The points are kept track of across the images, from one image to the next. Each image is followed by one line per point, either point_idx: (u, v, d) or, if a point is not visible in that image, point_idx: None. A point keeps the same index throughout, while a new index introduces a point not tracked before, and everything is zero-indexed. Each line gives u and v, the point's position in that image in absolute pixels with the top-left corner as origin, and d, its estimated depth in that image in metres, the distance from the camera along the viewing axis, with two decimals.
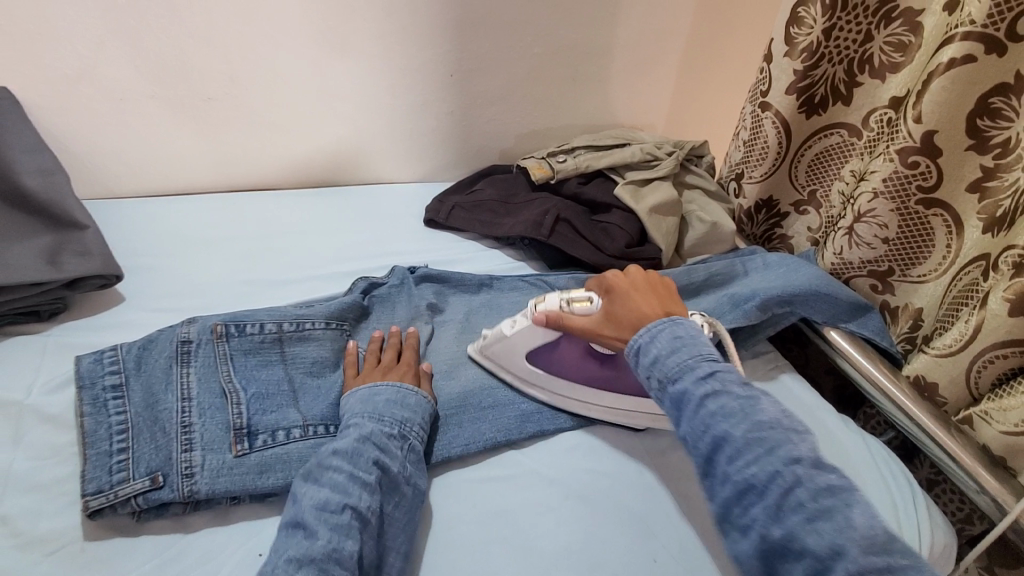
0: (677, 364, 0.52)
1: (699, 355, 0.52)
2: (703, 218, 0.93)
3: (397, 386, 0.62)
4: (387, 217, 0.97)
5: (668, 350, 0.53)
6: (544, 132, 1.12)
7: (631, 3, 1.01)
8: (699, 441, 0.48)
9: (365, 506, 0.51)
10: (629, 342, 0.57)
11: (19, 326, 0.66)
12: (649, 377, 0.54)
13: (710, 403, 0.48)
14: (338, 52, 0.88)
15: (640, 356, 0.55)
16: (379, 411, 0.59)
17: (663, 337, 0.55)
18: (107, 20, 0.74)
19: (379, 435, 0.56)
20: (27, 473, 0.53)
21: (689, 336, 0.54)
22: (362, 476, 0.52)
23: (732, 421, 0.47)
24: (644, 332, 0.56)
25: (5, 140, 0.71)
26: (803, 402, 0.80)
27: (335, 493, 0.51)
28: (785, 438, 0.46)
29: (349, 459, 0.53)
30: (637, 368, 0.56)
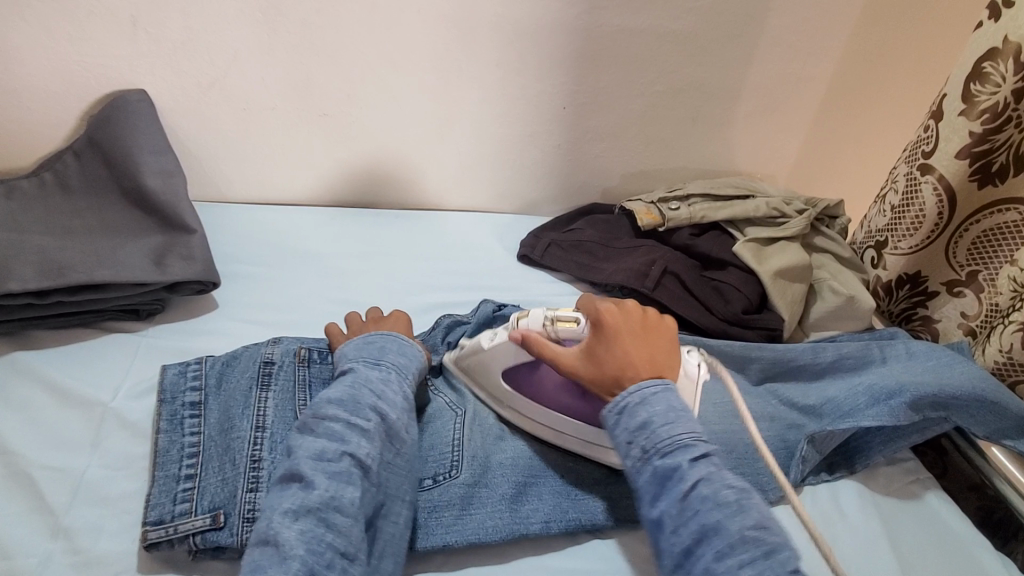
0: (669, 438, 0.50)
1: (693, 432, 0.51)
2: (837, 289, 0.82)
3: (392, 335, 0.61)
4: (481, 248, 0.93)
5: (663, 419, 0.51)
6: (654, 174, 1.04)
7: (769, 45, 0.92)
8: (682, 526, 0.47)
9: (363, 454, 0.48)
10: (614, 399, 0.55)
11: (119, 323, 0.67)
12: (632, 443, 0.52)
13: (700, 487, 0.47)
14: (455, 76, 0.86)
15: (628, 417, 0.53)
16: (377, 358, 0.57)
17: (659, 403, 0.53)
18: (243, 33, 0.76)
19: (376, 383, 0.54)
20: (99, 483, 0.52)
21: (683, 410, 0.53)
22: (360, 423, 0.50)
23: (724, 510, 0.46)
24: (636, 390, 0.54)
25: (135, 140, 0.73)
26: (950, 530, 0.66)
27: (332, 442, 0.48)
28: (783, 544, 0.44)
29: (345, 408, 0.50)
30: (619, 427, 0.53)
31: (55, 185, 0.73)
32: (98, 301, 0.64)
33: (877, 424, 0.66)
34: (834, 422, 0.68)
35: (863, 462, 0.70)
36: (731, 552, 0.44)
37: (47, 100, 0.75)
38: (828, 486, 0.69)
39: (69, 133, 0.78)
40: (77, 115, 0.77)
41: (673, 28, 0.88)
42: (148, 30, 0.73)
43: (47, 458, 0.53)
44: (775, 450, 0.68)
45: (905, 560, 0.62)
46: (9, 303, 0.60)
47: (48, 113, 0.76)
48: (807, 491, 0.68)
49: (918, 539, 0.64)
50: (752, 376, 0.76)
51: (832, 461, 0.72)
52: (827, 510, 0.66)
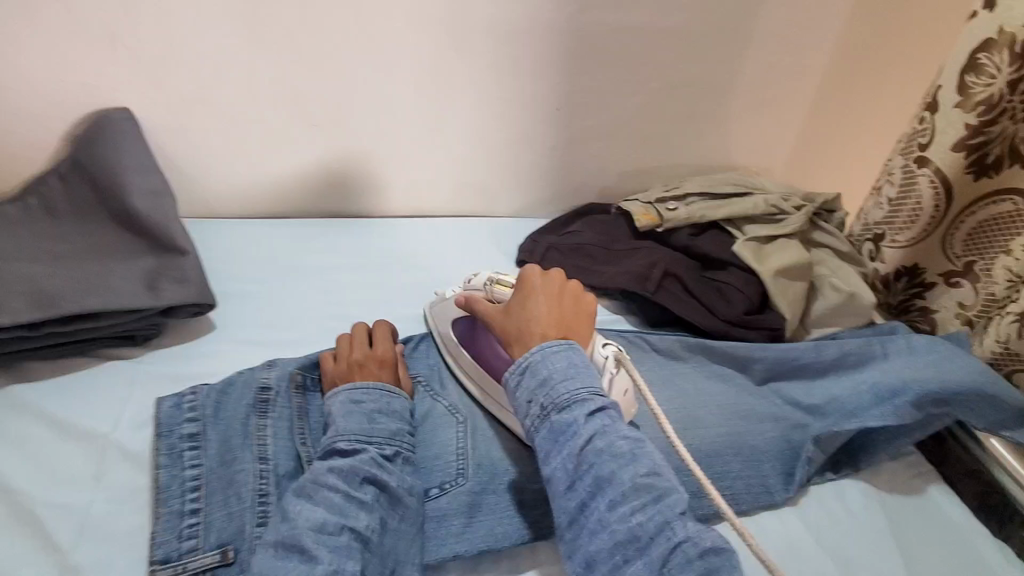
0: (568, 394, 0.52)
1: (591, 388, 0.53)
2: (838, 286, 0.82)
3: (378, 387, 0.60)
4: (477, 254, 0.92)
5: (562, 376, 0.53)
6: (650, 172, 1.03)
7: (763, 38, 0.91)
8: (578, 479, 0.49)
9: (364, 527, 0.48)
10: (519, 358, 0.56)
11: (115, 350, 0.66)
12: (532, 403, 0.53)
13: (595, 441, 0.50)
14: (447, 80, 0.84)
15: (530, 377, 0.54)
16: (370, 423, 0.56)
17: (560, 360, 0.54)
18: (228, 46, 0.74)
19: (372, 450, 0.53)
20: (105, 519, 0.51)
21: (584, 366, 0.55)
22: (358, 496, 0.50)
23: (618, 462, 0.48)
24: (539, 350, 0.55)
25: (123, 161, 0.71)
26: (953, 524, 0.67)
27: (332, 514, 0.48)
28: (669, 489, 0.48)
29: (345, 478, 0.51)
30: (520, 388, 0.54)
31: (41, 209, 0.71)
32: (92, 330, 0.63)
33: (882, 424, 0.67)
34: (841, 422, 0.70)
35: (868, 460, 0.70)
36: (623, 500, 0.47)
37: (26, 120, 0.73)
38: (833, 485, 0.70)
39: (52, 153, 0.76)
40: (59, 135, 0.75)
41: (667, 25, 0.87)
42: (130, 46, 0.71)
43: (49, 495, 0.52)
44: (780, 451, 0.69)
45: (912, 557, 0.63)
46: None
47: (30, 134, 0.74)
48: (813, 491, 0.69)
49: (923, 536, 0.65)
50: (755, 376, 0.77)
51: (837, 459, 0.72)
52: (833, 509, 0.67)
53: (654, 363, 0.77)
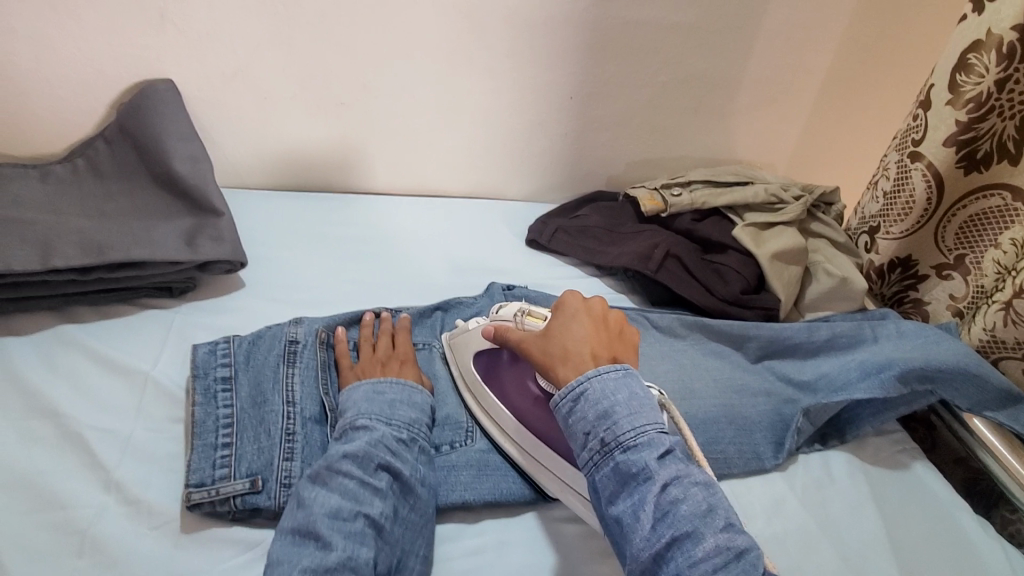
0: (633, 431, 0.51)
1: (656, 425, 0.51)
2: (831, 272, 0.86)
3: (401, 381, 0.62)
4: (490, 233, 0.97)
5: (626, 410, 0.52)
6: (657, 162, 1.08)
7: (769, 36, 0.96)
8: (651, 527, 0.47)
9: (377, 514, 0.51)
10: (571, 382, 0.55)
11: (154, 300, 0.71)
12: (594, 439, 0.52)
13: (668, 488, 0.48)
14: (467, 67, 0.89)
15: (589, 408, 0.53)
16: (388, 412, 0.58)
17: (620, 393, 0.53)
18: (265, 26, 0.79)
19: (389, 440, 0.56)
20: (146, 443, 0.56)
21: (645, 398, 0.53)
22: (373, 483, 0.52)
23: (694, 513, 0.47)
24: (595, 376, 0.54)
25: (165, 128, 0.77)
26: (932, 495, 0.71)
27: (346, 500, 0.51)
28: (746, 540, 0.46)
29: (359, 465, 0.53)
30: (576, 419, 0.53)
31: (87, 169, 0.77)
32: (135, 279, 0.68)
33: (869, 396, 0.71)
34: (829, 395, 0.74)
35: (853, 432, 0.75)
36: (700, 554, 0.45)
37: (78, 89, 0.79)
38: (820, 455, 0.74)
39: (99, 120, 0.82)
40: (107, 104, 0.81)
41: (677, 20, 0.91)
42: (175, 21, 0.76)
43: (95, 420, 0.57)
44: (771, 421, 0.73)
45: (890, 522, 0.67)
46: (53, 279, 0.64)
47: (81, 102, 0.80)
48: (801, 459, 0.73)
49: (903, 504, 0.69)
50: (750, 354, 0.81)
51: (824, 433, 0.76)
52: (818, 476, 0.71)
53: (654, 338, 0.81)
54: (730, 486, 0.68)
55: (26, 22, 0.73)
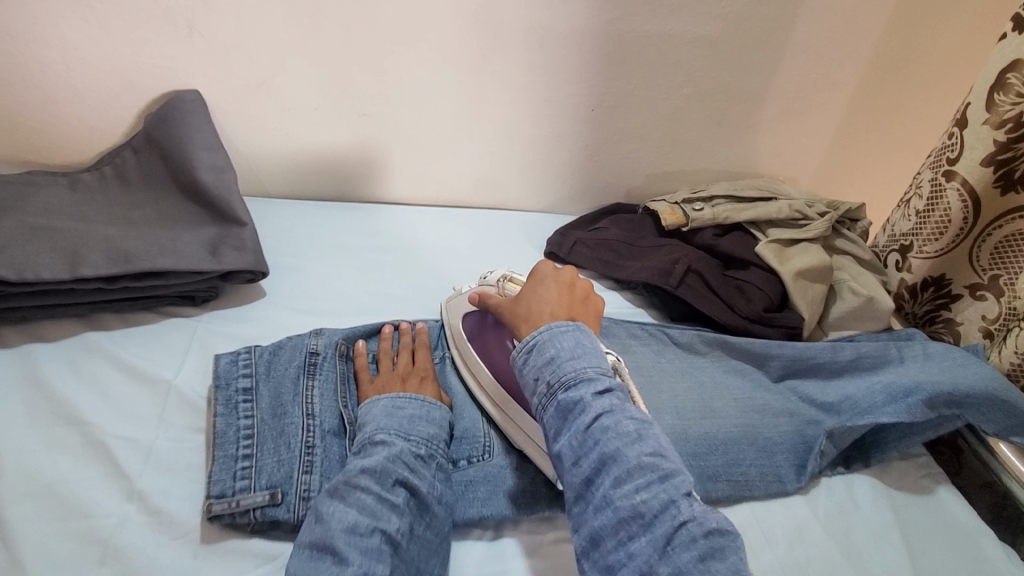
0: (574, 373, 0.53)
1: (597, 368, 0.54)
2: (856, 290, 0.84)
3: (419, 398, 0.62)
4: (508, 244, 0.96)
5: (569, 355, 0.54)
6: (677, 175, 1.07)
7: (795, 50, 0.95)
8: (583, 455, 0.49)
9: (394, 530, 0.51)
10: (527, 338, 0.57)
11: (177, 308, 0.72)
12: (540, 380, 0.54)
13: (601, 419, 0.50)
14: (489, 79, 0.89)
15: (537, 355, 0.55)
16: (406, 427, 0.58)
17: (567, 341, 0.55)
18: (290, 39, 0.80)
19: (407, 456, 0.55)
20: (168, 453, 0.56)
21: (591, 347, 0.56)
22: (391, 499, 0.52)
23: (623, 440, 0.49)
24: (547, 329, 0.56)
25: (191, 138, 0.78)
26: (960, 524, 0.69)
27: (364, 516, 0.50)
28: (677, 470, 0.48)
29: (378, 480, 0.53)
30: (527, 366, 0.56)
31: (115, 178, 0.78)
32: (160, 287, 0.69)
33: (895, 420, 0.69)
34: (853, 418, 0.72)
35: (878, 457, 0.73)
36: (627, 477, 0.47)
37: (108, 98, 0.80)
38: (843, 478, 0.72)
39: (126, 129, 0.83)
40: (134, 113, 0.82)
41: (701, 33, 0.90)
42: (203, 33, 0.77)
43: (118, 429, 0.57)
44: (793, 443, 0.71)
45: (916, 549, 0.65)
46: (80, 287, 0.65)
47: (110, 111, 0.81)
48: (824, 482, 0.71)
49: (930, 532, 0.67)
50: (772, 373, 0.79)
51: (847, 455, 0.75)
52: (842, 499, 0.69)
53: (674, 355, 0.80)
54: (751, 509, 0.67)
55: (60, 33, 0.74)
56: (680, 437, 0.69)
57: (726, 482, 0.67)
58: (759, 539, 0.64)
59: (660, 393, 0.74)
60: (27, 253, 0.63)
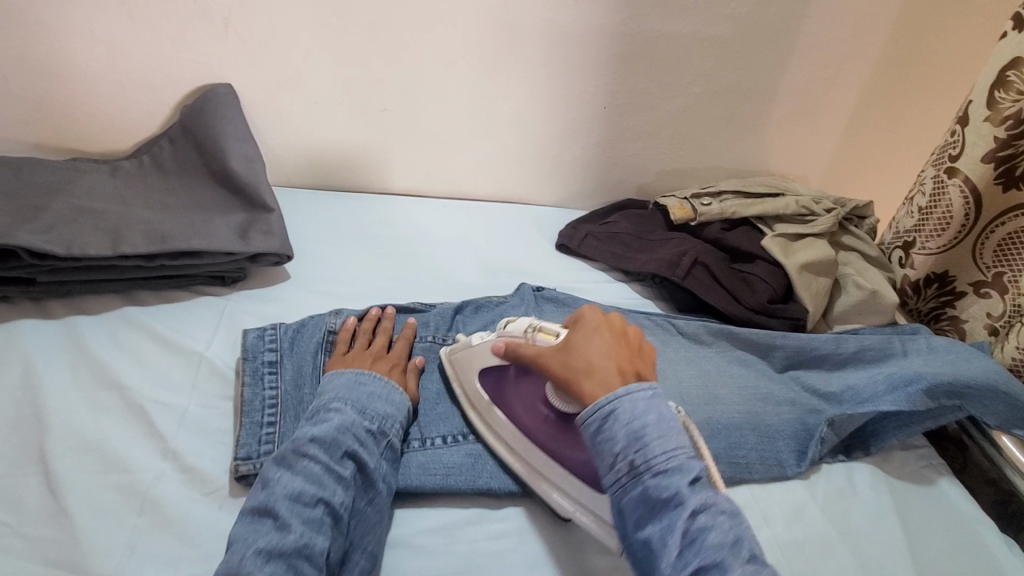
0: (664, 455, 0.49)
1: (687, 451, 0.50)
2: (860, 285, 0.86)
3: (384, 379, 0.64)
4: (521, 236, 1.00)
5: (658, 433, 0.50)
6: (688, 172, 1.09)
7: (805, 50, 0.97)
8: (680, 555, 0.46)
9: (336, 502, 0.52)
10: (599, 402, 0.53)
11: (208, 288, 0.77)
12: (624, 460, 0.50)
13: (701, 516, 0.47)
14: (505, 76, 0.93)
15: (620, 428, 0.51)
16: (362, 403, 0.60)
17: (651, 414, 0.52)
18: (317, 36, 0.85)
19: (359, 430, 0.57)
20: (199, 418, 0.60)
21: (674, 420, 0.52)
22: (337, 470, 0.54)
23: (724, 542, 0.46)
24: (625, 395, 0.53)
25: (224, 129, 0.82)
26: (959, 512, 0.70)
27: (309, 485, 0.52)
28: (777, 575, 0.45)
29: (326, 451, 0.54)
30: (605, 440, 0.52)
31: (152, 166, 0.83)
32: (193, 267, 0.74)
33: (895, 409, 0.71)
34: (853, 406, 0.74)
35: (878, 444, 0.75)
36: None
37: (147, 91, 0.86)
38: (844, 466, 0.74)
39: (164, 121, 0.89)
40: (172, 105, 0.87)
41: (712, 33, 0.93)
42: (237, 29, 0.82)
43: (155, 395, 0.61)
44: (795, 430, 0.73)
45: (913, 535, 0.67)
46: (121, 264, 0.70)
47: (149, 104, 0.87)
48: (824, 469, 0.73)
49: (927, 519, 0.69)
50: (776, 363, 0.81)
51: (849, 444, 0.77)
52: (841, 485, 0.71)
53: (679, 344, 0.82)
54: (751, 491, 0.69)
55: (106, 30, 0.80)
56: None
57: (727, 464, 0.69)
58: (758, 518, 0.66)
59: (664, 379, 0.76)
60: (74, 232, 0.68)
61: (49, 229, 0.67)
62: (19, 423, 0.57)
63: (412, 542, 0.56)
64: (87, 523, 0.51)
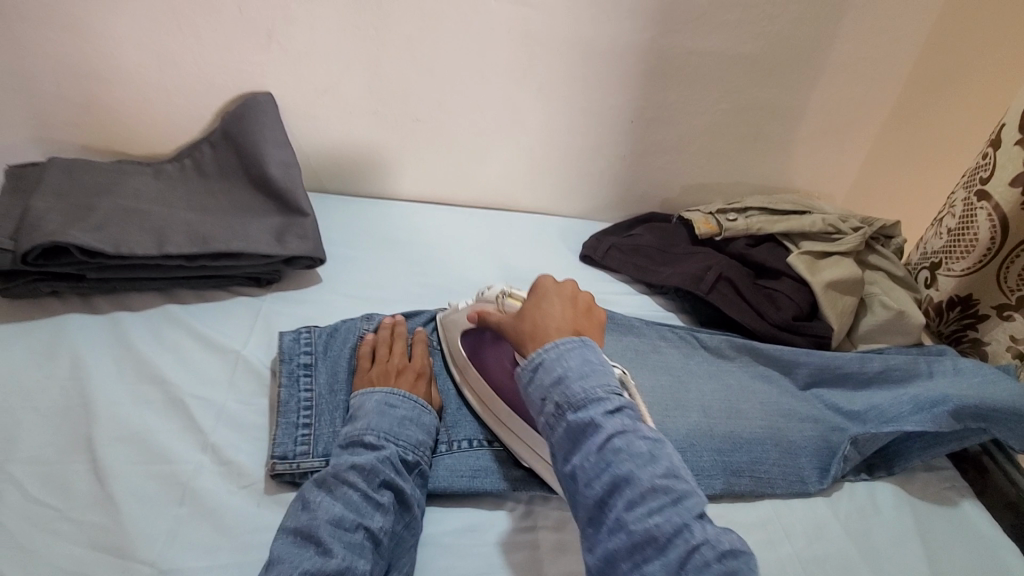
0: (584, 392, 0.51)
1: (607, 386, 0.51)
2: (888, 304, 0.86)
3: (412, 398, 0.64)
4: (546, 246, 1.01)
5: (578, 374, 0.52)
6: (712, 187, 1.10)
7: (833, 70, 0.98)
8: (596, 478, 0.48)
9: (377, 528, 0.53)
10: (531, 355, 0.55)
11: (244, 288, 0.79)
12: (547, 400, 0.52)
13: (615, 440, 0.48)
14: (534, 90, 0.95)
15: (544, 373, 0.53)
16: (397, 429, 0.60)
17: (574, 358, 0.53)
18: (354, 49, 0.87)
19: (396, 458, 0.57)
20: (236, 413, 0.63)
21: (599, 363, 0.53)
22: (377, 497, 0.54)
23: (637, 462, 0.47)
24: (553, 346, 0.54)
25: (264, 135, 0.85)
26: (983, 536, 0.70)
27: (350, 511, 0.52)
28: (689, 491, 0.46)
29: (365, 478, 0.55)
30: (533, 385, 0.53)
31: (193, 170, 0.86)
32: (231, 268, 0.77)
33: (919, 429, 0.70)
34: (878, 426, 0.73)
35: (902, 465, 0.74)
36: (641, 501, 0.45)
37: (191, 98, 0.89)
38: (866, 484, 0.74)
39: (205, 127, 0.92)
40: (214, 111, 0.91)
41: (741, 51, 0.94)
42: (280, 41, 0.85)
43: (195, 389, 0.64)
44: (817, 447, 0.73)
45: (936, 556, 0.66)
46: (165, 263, 0.73)
47: (193, 110, 0.90)
48: (847, 487, 0.73)
49: (950, 540, 0.68)
50: (799, 381, 0.81)
51: (871, 463, 0.76)
52: (863, 504, 0.71)
53: (702, 358, 0.83)
54: (772, 506, 0.69)
55: (154, 40, 0.83)
56: (704, 432, 0.72)
57: (750, 478, 0.69)
58: (779, 533, 0.66)
59: (687, 391, 0.77)
60: (122, 231, 0.71)
61: (99, 227, 0.71)
62: (67, 412, 0.60)
63: (439, 541, 0.58)
64: (131, 510, 0.53)
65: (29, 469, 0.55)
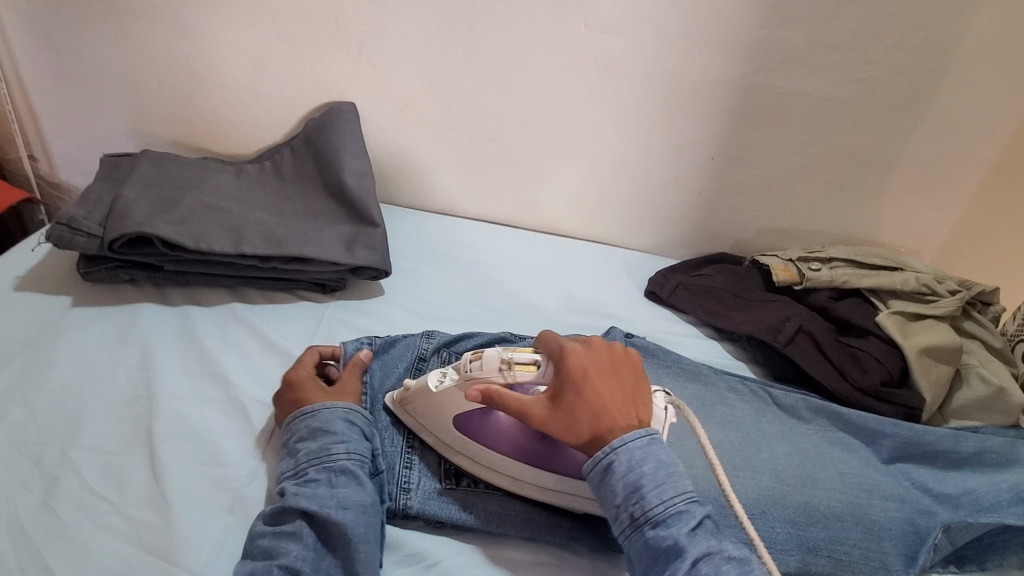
0: (663, 505, 0.50)
1: (685, 495, 0.51)
2: (987, 378, 0.79)
3: (297, 415, 0.58)
4: (610, 278, 0.98)
5: (654, 482, 0.51)
6: (790, 233, 1.05)
7: (935, 121, 0.92)
8: None
9: (288, 560, 0.48)
10: (599, 452, 0.53)
11: (309, 294, 0.79)
12: (622, 510, 0.51)
13: (702, 564, 0.48)
14: (615, 118, 0.92)
15: (617, 480, 0.52)
16: (294, 456, 0.56)
17: (649, 461, 0.52)
18: (439, 67, 0.88)
19: (291, 484, 0.53)
20: None
21: (672, 466, 0.53)
22: (281, 531, 0.50)
23: None
24: (622, 448, 0.52)
25: (343, 144, 0.85)
26: None
27: (261, 560, 0.49)
28: None
29: (269, 521, 0.51)
30: (606, 490, 0.52)
31: (272, 171, 0.87)
32: (299, 273, 0.77)
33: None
34: (973, 514, 0.67)
35: (996, 561, 0.66)
36: None
37: (278, 103, 0.91)
38: None
39: (288, 131, 0.94)
40: (297, 117, 0.93)
41: (837, 95, 0.90)
42: (370, 54, 0.86)
43: (254, 393, 0.63)
44: (903, 531, 0.66)
45: None
46: (239, 262, 0.73)
47: (278, 115, 0.92)
48: None
49: None
50: (882, 453, 0.74)
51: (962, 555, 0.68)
52: None
53: (774, 416, 0.77)
54: None
55: (252, 44, 0.86)
56: (777, 500, 0.66)
57: (827, 559, 0.63)
58: None
59: (758, 452, 0.71)
60: (202, 227, 0.73)
61: (182, 221, 0.72)
62: (132, 403, 0.60)
63: None
64: (180, 512, 0.52)
65: (91, 457, 0.55)
